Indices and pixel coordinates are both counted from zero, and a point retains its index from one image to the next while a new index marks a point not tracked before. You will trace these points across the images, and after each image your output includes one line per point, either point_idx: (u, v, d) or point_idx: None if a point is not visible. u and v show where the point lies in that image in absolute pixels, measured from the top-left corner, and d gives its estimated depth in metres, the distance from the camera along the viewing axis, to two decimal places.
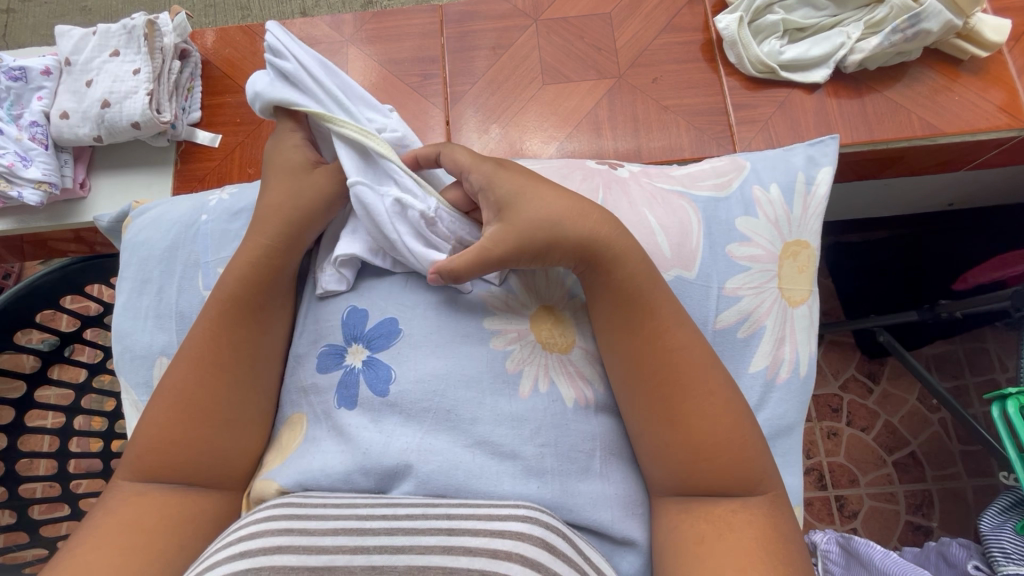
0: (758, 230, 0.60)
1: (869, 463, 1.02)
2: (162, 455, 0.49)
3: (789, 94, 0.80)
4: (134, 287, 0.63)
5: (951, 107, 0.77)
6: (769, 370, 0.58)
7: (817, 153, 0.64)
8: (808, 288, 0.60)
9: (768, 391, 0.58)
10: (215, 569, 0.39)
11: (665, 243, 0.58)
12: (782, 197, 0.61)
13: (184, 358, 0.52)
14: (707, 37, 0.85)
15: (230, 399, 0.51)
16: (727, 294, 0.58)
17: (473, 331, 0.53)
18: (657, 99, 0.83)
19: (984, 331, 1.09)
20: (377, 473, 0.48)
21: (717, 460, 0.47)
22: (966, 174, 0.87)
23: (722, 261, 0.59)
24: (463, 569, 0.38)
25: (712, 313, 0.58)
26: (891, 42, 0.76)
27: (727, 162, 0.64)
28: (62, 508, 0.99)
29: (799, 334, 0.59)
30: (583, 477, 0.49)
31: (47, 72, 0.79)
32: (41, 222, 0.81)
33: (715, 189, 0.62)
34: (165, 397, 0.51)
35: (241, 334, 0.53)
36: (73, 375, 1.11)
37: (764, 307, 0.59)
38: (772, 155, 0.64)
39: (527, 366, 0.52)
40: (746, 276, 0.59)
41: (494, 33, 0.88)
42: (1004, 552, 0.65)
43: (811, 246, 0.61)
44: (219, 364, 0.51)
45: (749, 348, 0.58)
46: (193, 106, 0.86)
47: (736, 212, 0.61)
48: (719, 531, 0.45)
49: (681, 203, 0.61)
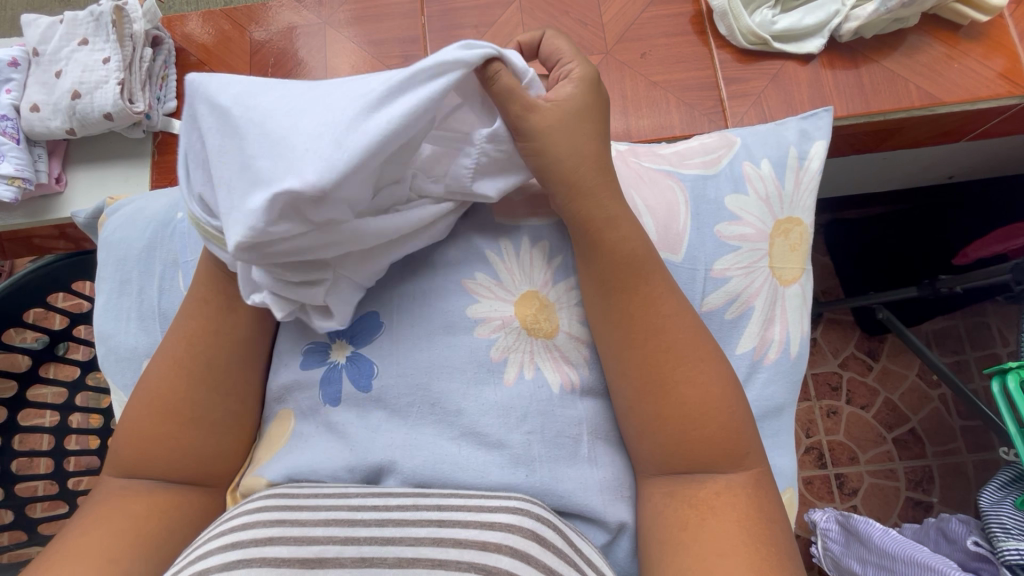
0: (748, 208, 0.58)
1: (868, 441, 1.02)
2: (144, 448, 0.48)
3: (783, 66, 0.78)
4: (114, 285, 0.62)
5: (951, 75, 0.74)
6: (757, 351, 0.57)
7: (810, 126, 0.62)
8: (801, 266, 0.58)
9: (758, 373, 0.56)
10: (203, 558, 0.38)
11: (652, 225, 0.56)
12: (774, 172, 0.60)
13: (169, 350, 0.50)
14: (697, 8, 0.82)
15: (208, 405, 0.50)
16: (715, 276, 0.57)
17: (456, 322, 0.51)
18: (646, 75, 0.80)
19: (984, 306, 1.07)
20: (363, 469, 0.47)
21: (706, 431, 0.46)
22: (967, 144, 0.85)
23: (710, 241, 0.57)
24: (453, 562, 0.37)
25: (699, 296, 0.56)
26: (887, 8, 0.72)
27: (717, 138, 0.62)
28: (62, 506, 0.99)
29: (790, 315, 0.57)
30: (571, 461, 0.48)
31: (14, 64, 0.77)
32: (18, 219, 0.80)
33: (703, 167, 0.60)
34: (143, 396, 0.50)
35: (214, 345, 0.50)
36: (68, 373, 1.10)
37: (754, 287, 0.57)
38: (763, 129, 0.62)
39: (511, 354, 0.50)
40: (735, 256, 0.57)
41: (476, 11, 0.85)
42: (1005, 527, 0.64)
43: (804, 224, 0.59)
44: (195, 372, 0.49)
45: (736, 330, 0.57)
46: (169, 95, 0.84)
47: (725, 190, 0.59)
48: (702, 516, 0.43)
49: (668, 182, 0.59)
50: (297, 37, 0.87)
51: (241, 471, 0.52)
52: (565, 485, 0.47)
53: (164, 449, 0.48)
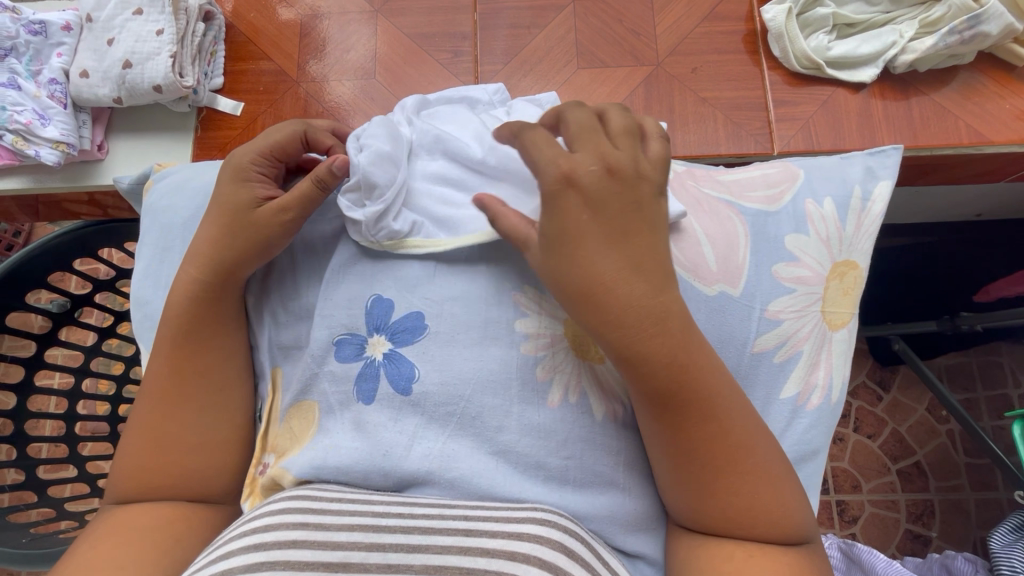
0: (807, 249, 0.58)
1: (872, 470, 1.02)
2: (148, 471, 0.50)
3: (834, 92, 0.77)
4: (155, 256, 0.62)
5: (999, 113, 0.74)
6: (799, 396, 0.56)
7: (876, 164, 0.61)
8: (850, 311, 0.58)
9: (798, 419, 0.56)
10: (226, 559, 0.38)
11: (712, 256, 0.55)
12: (836, 213, 0.59)
13: (152, 391, 0.52)
14: (751, 27, 0.82)
15: (201, 420, 0.52)
16: (769, 317, 0.56)
17: (503, 335, 0.51)
18: (695, 90, 0.80)
19: (1001, 346, 1.07)
20: (396, 476, 0.47)
21: (751, 520, 0.44)
22: (1004, 186, 0.85)
23: (766, 281, 0.56)
24: (481, 570, 0.38)
25: (752, 336, 0.55)
26: (947, 44, 0.73)
27: (780, 169, 0.62)
28: (65, 468, 0.99)
29: (835, 360, 0.57)
30: (604, 487, 0.49)
31: (68, 28, 0.77)
32: (57, 182, 0.80)
33: (765, 202, 0.59)
34: (140, 430, 0.51)
35: (196, 362, 0.53)
36: (82, 338, 1.11)
37: (803, 331, 0.57)
38: (827, 164, 0.62)
39: (556, 375, 0.50)
40: (790, 298, 0.56)
41: (527, 12, 0.85)
42: (1013, 569, 0.65)
43: (859, 268, 0.59)
44: (184, 396, 0.52)
45: (782, 373, 0.56)
46: (216, 71, 0.85)
47: (785, 229, 0.58)
48: (745, 551, 0.44)
49: (728, 214, 0.58)
50: (346, 21, 0.87)
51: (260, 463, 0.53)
52: (592, 509, 0.48)
53: (190, 458, 0.51)
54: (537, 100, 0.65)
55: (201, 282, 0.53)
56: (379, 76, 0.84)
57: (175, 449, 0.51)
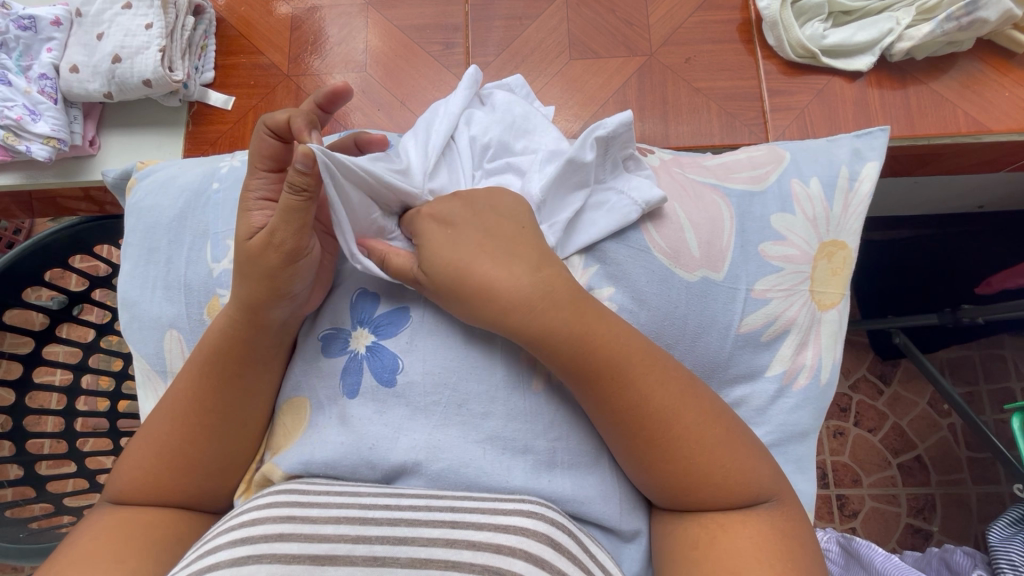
0: (794, 229, 0.57)
1: (873, 464, 1.01)
2: (147, 484, 0.49)
3: (829, 81, 0.76)
4: (142, 255, 0.62)
5: (999, 103, 0.73)
6: (787, 375, 0.56)
7: (864, 145, 0.61)
8: (840, 291, 0.57)
9: (785, 399, 0.55)
10: (214, 553, 0.38)
11: (694, 242, 0.55)
12: (823, 192, 0.58)
13: (167, 412, 0.51)
14: (746, 16, 0.81)
15: (219, 450, 0.51)
16: (755, 296, 0.55)
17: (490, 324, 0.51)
18: (689, 80, 0.79)
19: (1003, 338, 1.06)
20: (383, 468, 0.47)
21: (709, 483, 0.44)
22: (1005, 175, 0.83)
23: (753, 261, 0.55)
24: (466, 564, 0.38)
25: (738, 316, 0.54)
26: (944, 31, 0.72)
27: (766, 152, 0.61)
28: (66, 463, 1.00)
29: (824, 340, 0.57)
30: (592, 470, 0.49)
31: (58, 23, 0.76)
32: (50, 178, 0.80)
33: (750, 182, 0.59)
34: (150, 447, 0.50)
35: (223, 400, 0.50)
36: (82, 335, 1.12)
37: (792, 311, 0.56)
38: (814, 145, 0.61)
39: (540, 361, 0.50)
40: (777, 277, 0.56)
41: (519, 3, 0.84)
42: (1012, 563, 0.64)
43: (848, 248, 0.58)
44: (204, 429, 0.50)
45: (769, 354, 0.56)
46: (207, 66, 0.85)
47: (771, 208, 0.57)
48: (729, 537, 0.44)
49: (713, 197, 0.57)
50: (336, 15, 0.86)
51: (257, 458, 0.53)
52: (584, 503, 0.47)
53: (196, 479, 0.50)
54: (505, 85, 0.63)
55: (236, 318, 0.50)
56: (370, 69, 0.84)
57: (194, 466, 0.50)
